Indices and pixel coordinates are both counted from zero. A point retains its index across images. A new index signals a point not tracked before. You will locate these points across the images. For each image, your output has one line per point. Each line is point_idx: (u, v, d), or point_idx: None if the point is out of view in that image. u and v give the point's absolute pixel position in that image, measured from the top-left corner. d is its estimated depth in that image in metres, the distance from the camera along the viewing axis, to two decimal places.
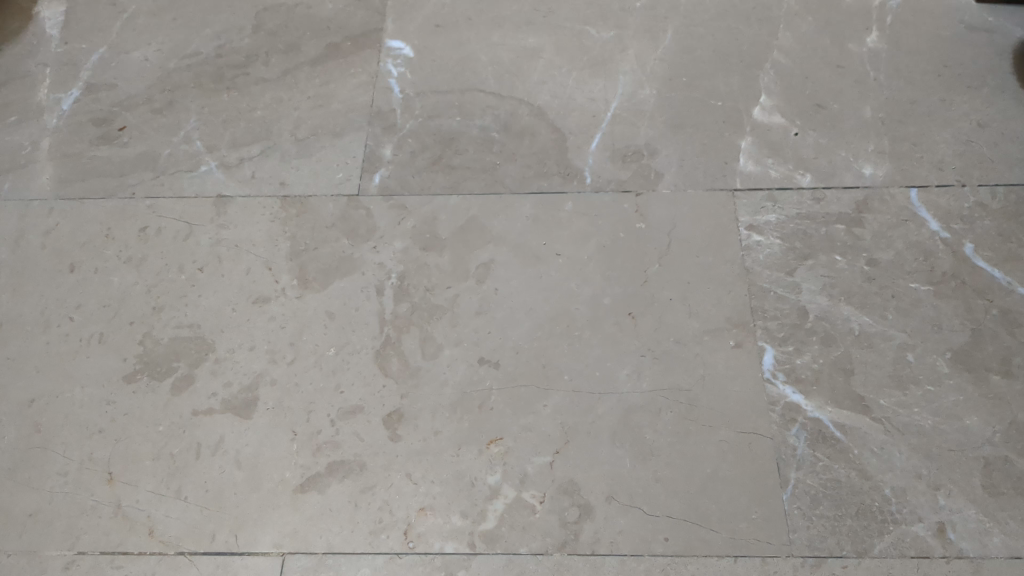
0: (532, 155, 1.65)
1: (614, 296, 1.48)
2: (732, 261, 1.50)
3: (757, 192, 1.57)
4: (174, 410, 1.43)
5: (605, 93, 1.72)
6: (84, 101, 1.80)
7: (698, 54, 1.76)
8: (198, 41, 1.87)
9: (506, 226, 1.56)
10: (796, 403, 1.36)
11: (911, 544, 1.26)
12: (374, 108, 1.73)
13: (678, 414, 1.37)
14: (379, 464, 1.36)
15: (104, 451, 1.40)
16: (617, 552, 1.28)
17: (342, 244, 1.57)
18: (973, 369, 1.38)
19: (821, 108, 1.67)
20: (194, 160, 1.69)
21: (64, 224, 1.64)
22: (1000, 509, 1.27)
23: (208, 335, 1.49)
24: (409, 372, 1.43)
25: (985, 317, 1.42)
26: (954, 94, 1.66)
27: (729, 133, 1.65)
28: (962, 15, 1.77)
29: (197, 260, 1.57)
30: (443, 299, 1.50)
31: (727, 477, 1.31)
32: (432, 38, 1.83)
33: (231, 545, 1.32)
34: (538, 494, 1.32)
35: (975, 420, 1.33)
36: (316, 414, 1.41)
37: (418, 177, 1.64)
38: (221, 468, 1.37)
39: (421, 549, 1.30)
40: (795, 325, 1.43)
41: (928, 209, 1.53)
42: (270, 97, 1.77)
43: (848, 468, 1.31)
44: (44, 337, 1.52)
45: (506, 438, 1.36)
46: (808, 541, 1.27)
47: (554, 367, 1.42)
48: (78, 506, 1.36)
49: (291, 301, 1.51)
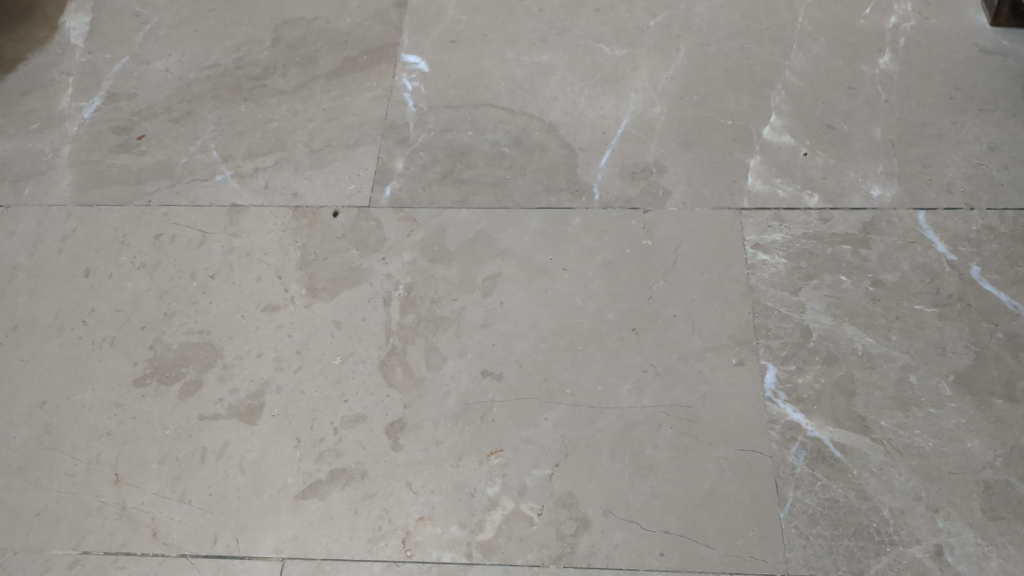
0: (541, 170, 1.66)
1: (618, 311, 1.49)
2: (737, 279, 1.50)
3: (764, 211, 1.57)
4: (181, 414, 1.45)
5: (616, 110, 1.74)
6: (105, 110, 1.84)
7: (709, 73, 1.77)
8: (218, 53, 1.91)
9: (513, 240, 1.58)
10: (797, 422, 1.36)
11: (908, 565, 1.25)
12: (388, 121, 1.76)
13: (678, 430, 1.37)
14: (380, 472, 1.37)
15: (112, 453, 1.43)
16: (612, 566, 1.28)
17: (351, 255, 1.59)
18: (977, 392, 1.37)
19: (830, 129, 1.67)
20: (210, 170, 1.73)
21: (81, 230, 1.68)
22: (999, 533, 1.26)
23: (217, 341, 1.52)
24: (413, 382, 1.45)
25: (990, 340, 1.41)
26: (966, 117, 1.66)
27: (738, 152, 1.66)
28: (976, 38, 1.77)
29: (208, 267, 1.60)
30: (449, 311, 1.51)
31: (725, 494, 1.32)
32: (447, 53, 1.85)
33: (232, 549, 1.33)
34: (536, 506, 1.33)
35: (976, 443, 1.33)
36: (320, 422, 1.42)
37: (429, 190, 1.66)
38: (226, 472, 1.39)
39: (419, 558, 1.30)
40: (798, 344, 1.43)
41: (935, 231, 1.53)
42: (286, 108, 1.80)
43: (846, 487, 1.31)
44: (58, 340, 1.55)
45: (506, 450, 1.37)
46: (804, 560, 1.26)
47: (556, 380, 1.43)
48: (84, 506, 1.38)
49: (299, 309, 1.54)
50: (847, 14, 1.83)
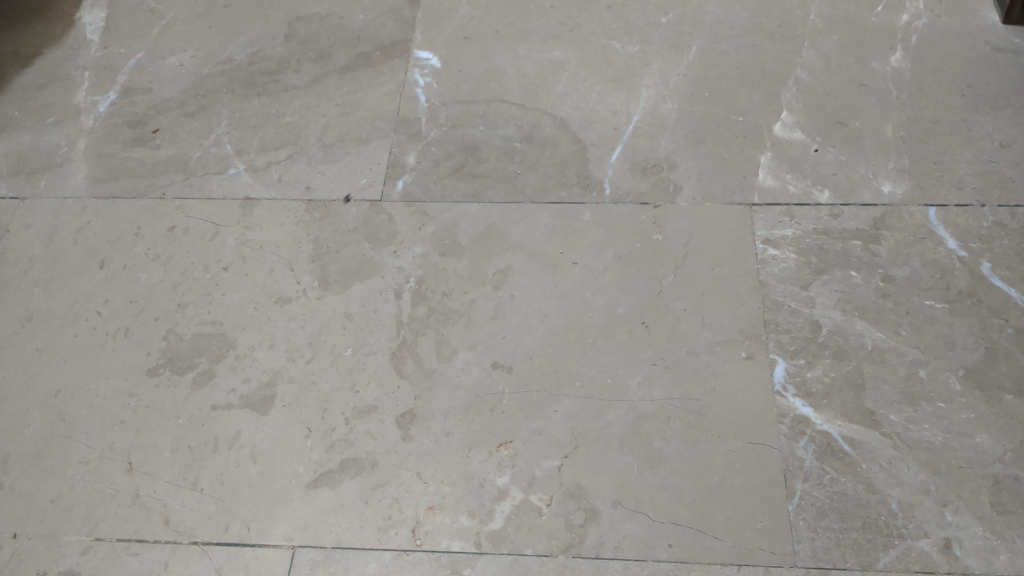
0: (553, 166, 1.67)
1: (628, 305, 1.49)
2: (747, 274, 1.51)
3: (774, 207, 1.58)
4: (194, 404, 1.46)
5: (627, 106, 1.74)
6: (120, 104, 1.86)
7: (720, 70, 1.78)
8: (232, 48, 1.92)
9: (524, 234, 1.59)
10: (806, 415, 1.36)
11: (916, 559, 1.25)
12: (400, 116, 1.77)
13: (687, 423, 1.38)
14: (390, 462, 1.38)
15: (125, 442, 1.44)
16: (621, 556, 1.28)
17: (363, 248, 1.60)
18: (986, 387, 1.37)
19: (842, 125, 1.67)
20: (224, 163, 1.74)
21: (95, 222, 1.69)
22: (1008, 528, 1.26)
23: (229, 332, 1.53)
24: (424, 374, 1.46)
25: (1000, 336, 1.41)
26: (977, 114, 1.66)
27: (749, 148, 1.66)
28: (988, 36, 1.77)
29: (221, 260, 1.62)
30: (460, 304, 1.52)
31: (734, 486, 1.32)
32: (460, 49, 1.87)
33: (244, 537, 1.34)
34: (546, 497, 1.34)
35: (986, 438, 1.33)
36: (331, 412, 1.43)
37: (440, 184, 1.67)
38: (238, 462, 1.40)
39: (428, 547, 1.31)
40: (807, 339, 1.43)
41: (946, 227, 1.53)
42: (298, 103, 1.81)
43: (855, 481, 1.31)
44: (72, 330, 1.57)
45: (515, 441, 1.38)
46: (812, 552, 1.27)
47: (566, 372, 1.44)
48: (98, 494, 1.40)
49: (311, 301, 1.55)
50: (859, 12, 1.83)
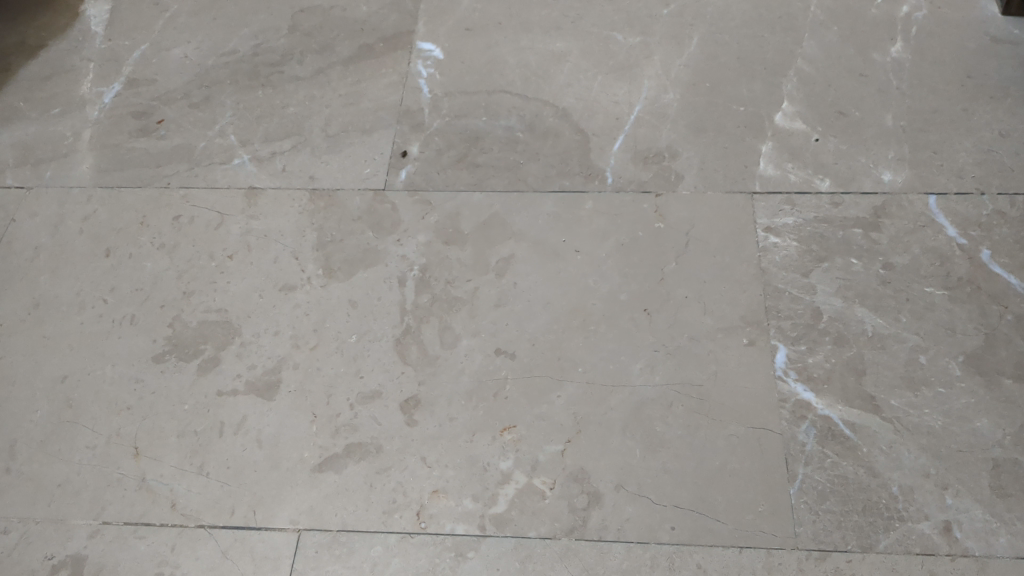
0: (555, 155, 1.68)
1: (630, 292, 1.51)
2: (749, 261, 1.52)
3: (775, 195, 1.59)
4: (199, 390, 1.47)
5: (629, 97, 1.75)
6: (125, 95, 1.87)
7: (721, 61, 1.79)
8: (236, 40, 1.93)
9: (527, 223, 1.60)
10: (807, 400, 1.38)
11: (917, 541, 1.26)
12: (403, 107, 1.78)
13: (689, 407, 1.39)
14: (394, 447, 1.39)
15: (131, 427, 1.45)
16: (623, 539, 1.30)
17: (366, 236, 1.61)
18: (986, 373, 1.38)
19: (842, 115, 1.68)
20: (228, 153, 1.75)
21: (101, 211, 1.71)
22: (1007, 510, 1.27)
23: (235, 319, 1.54)
24: (428, 360, 1.47)
25: (1000, 322, 1.42)
26: (977, 105, 1.67)
27: (750, 138, 1.67)
28: (987, 28, 1.78)
29: (226, 248, 1.63)
30: (464, 291, 1.53)
31: (735, 470, 1.33)
32: (462, 40, 1.88)
33: (250, 520, 1.36)
34: (549, 480, 1.35)
35: (985, 422, 1.34)
36: (337, 397, 1.45)
37: (443, 174, 1.68)
38: (244, 446, 1.42)
39: (433, 530, 1.32)
40: (808, 325, 1.44)
41: (946, 215, 1.54)
42: (302, 94, 1.83)
43: (856, 465, 1.32)
44: (78, 317, 1.58)
45: (519, 426, 1.39)
46: (813, 534, 1.28)
47: (569, 358, 1.45)
48: (105, 478, 1.41)
49: (315, 289, 1.56)
50: (859, 4, 1.84)
